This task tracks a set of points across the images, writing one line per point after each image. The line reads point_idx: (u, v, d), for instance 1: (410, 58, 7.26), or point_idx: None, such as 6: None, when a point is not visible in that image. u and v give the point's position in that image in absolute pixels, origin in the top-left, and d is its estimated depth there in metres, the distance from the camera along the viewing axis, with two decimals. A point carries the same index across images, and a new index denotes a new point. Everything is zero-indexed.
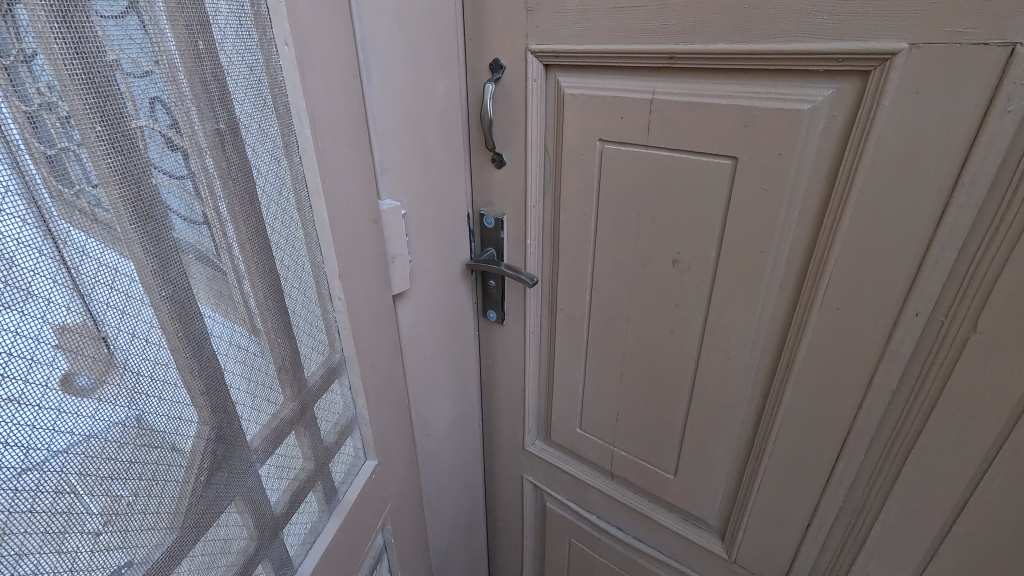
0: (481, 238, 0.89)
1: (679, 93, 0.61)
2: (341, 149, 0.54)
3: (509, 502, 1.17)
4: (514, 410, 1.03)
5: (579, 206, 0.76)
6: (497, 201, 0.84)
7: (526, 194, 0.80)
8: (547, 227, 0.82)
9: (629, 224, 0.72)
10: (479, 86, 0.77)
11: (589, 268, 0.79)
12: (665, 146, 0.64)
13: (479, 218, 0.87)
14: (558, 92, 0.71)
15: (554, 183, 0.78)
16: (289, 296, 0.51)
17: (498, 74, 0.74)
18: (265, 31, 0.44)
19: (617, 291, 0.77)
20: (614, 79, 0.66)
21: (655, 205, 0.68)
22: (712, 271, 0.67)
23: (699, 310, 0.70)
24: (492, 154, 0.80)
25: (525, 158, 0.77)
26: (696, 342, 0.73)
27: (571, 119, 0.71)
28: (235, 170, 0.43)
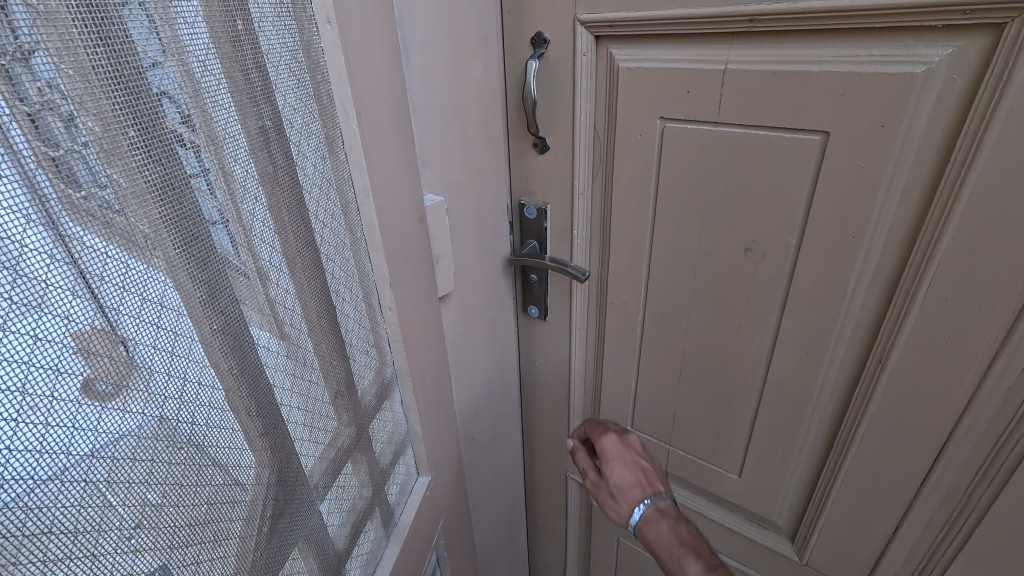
0: (521, 231, 0.83)
1: (759, 61, 0.54)
2: (387, 142, 0.47)
3: (552, 502, 1.13)
4: (558, 409, 0.98)
5: (634, 192, 0.69)
6: (539, 190, 0.78)
7: (573, 181, 0.73)
8: (596, 215, 0.76)
9: (694, 210, 0.65)
10: (520, 64, 0.70)
11: (646, 259, 0.73)
12: (739, 122, 0.58)
13: (519, 208, 0.81)
14: (610, 67, 0.64)
15: (605, 168, 0.71)
16: (342, 311, 0.46)
17: (542, 49, 0.67)
18: (305, 7, 0.37)
19: (678, 284, 0.71)
20: (678, 48, 0.59)
21: (726, 189, 0.62)
22: (791, 260, 0.61)
23: (774, 302, 0.64)
24: (534, 138, 0.73)
25: (573, 142, 0.71)
26: (769, 336, 0.67)
27: (625, 96, 0.64)
28: (282, 176, 0.37)
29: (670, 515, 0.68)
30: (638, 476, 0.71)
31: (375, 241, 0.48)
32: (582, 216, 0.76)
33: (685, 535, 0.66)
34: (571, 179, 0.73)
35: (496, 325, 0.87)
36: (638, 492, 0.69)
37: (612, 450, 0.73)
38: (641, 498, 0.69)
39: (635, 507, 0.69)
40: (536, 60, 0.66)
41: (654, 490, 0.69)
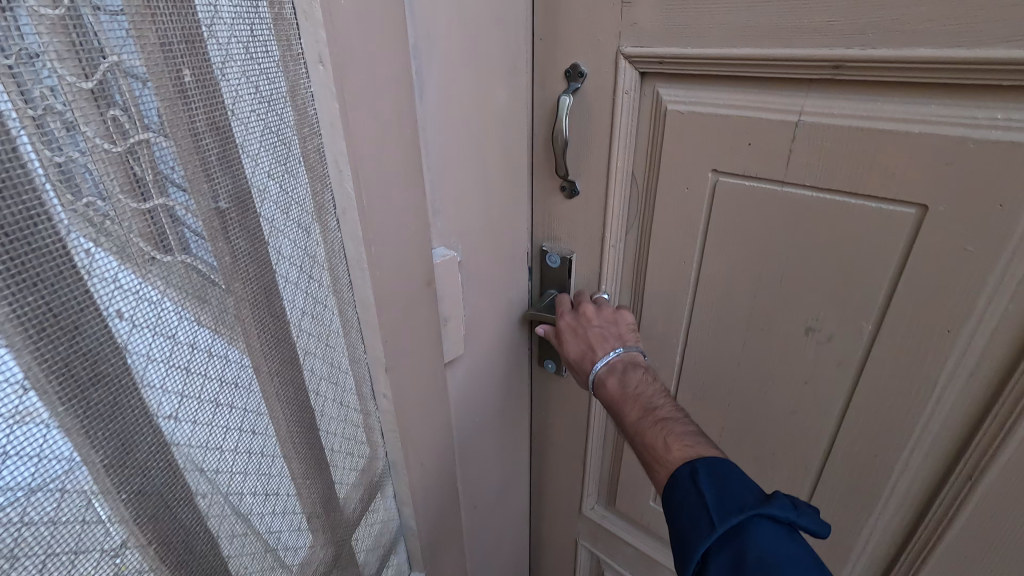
0: (539, 278, 0.73)
1: (842, 116, 0.45)
2: (392, 200, 0.39)
3: (559, 565, 1.03)
4: (571, 473, 0.89)
5: (675, 250, 0.60)
6: (564, 238, 0.68)
7: (603, 231, 0.65)
8: (627, 271, 0.66)
9: (747, 277, 0.56)
10: (548, 99, 0.61)
11: (685, 324, 0.63)
12: (810, 184, 0.49)
13: (541, 255, 0.71)
14: (655, 109, 0.56)
15: (641, 219, 0.62)
16: (324, 420, 0.40)
17: (577, 84, 0.58)
18: (291, 44, 0.31)
19: (721, 357, 0.62)
20: (741, 93, 0.50)
21: (789, 257, 0.52)
22: (865, 347, 0.51)
23: (838, 392, 0.54)
24: (562, 181, 0.65)
25: (607, 189, 0.62)
26: (829, 429, 0.57)
27: (672, 143, 0.55)
28: (244, 262, 0.31)
29: (626, 366, 0.61)
30: (593, 340, 0.64)
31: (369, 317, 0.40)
32: (612, 271, 0.67)
33: (639, 389, 0.58)
34: (602, 230, 0.65)
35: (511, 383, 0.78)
36: (590, 356, 0.63)
37: (565, 325, 0.66)
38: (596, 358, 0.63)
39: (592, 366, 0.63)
40: (569, 96, 0.58)
41: (610, 347, 0.63)
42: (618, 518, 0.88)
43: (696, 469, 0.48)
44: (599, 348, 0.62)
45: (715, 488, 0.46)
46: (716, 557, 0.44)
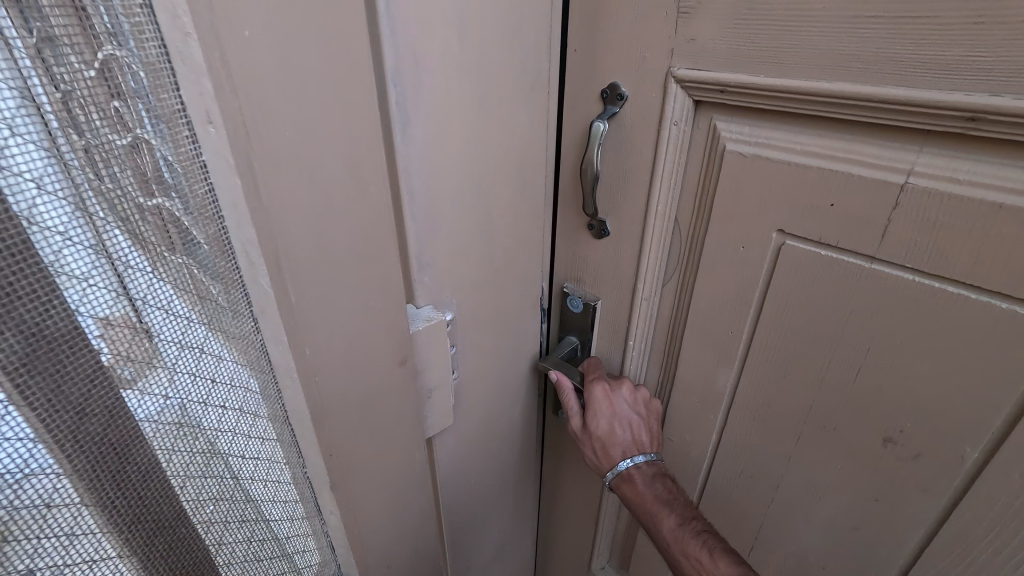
0: (559, 322, 0.60)
1: (971, 187, 0.33)
2: (339, 286, 0.30)
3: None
4: (577, 537, 0.75)
5: (720, 318, 0.48)
6: (585, 283, 0.57)
7: (633, 283, 0.53)
8: (660, 331, 0.54)
9: (812, 364, 0.44)
10: (576, 123, 0.49)
11: (725, 405, 0.52)
12: (910, 266, 0.37)
13: (562, 296, 0.58)
14: (710, 147, 0.43)
15: (682, 275, 0.50)
16: (234, 550, 0.32)
17: (614, 108, 0.46)
18: (158, 99, 0.22)
19: (768, 449, 0.50)
20: (826, 139, 0.37)
21: (872, 351, 0.40)
22: (966, 478, 0.39)
23: (920, 522, 0.42)
24: (589, 219, 0.53)
25: (640, 239, 0.50)
26: (901, 559, 0.45)
27: (728, 191, 0.43)
28: (67, 428, 0.22)
29: (649, 468, 0.54)
30: (626, 425, 0.53)
31: (305, 431, 0.31)
32: (642, 329, 0.55)
33: (672, 495, 0.52)
34: (633, 282, 0.53)
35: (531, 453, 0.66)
36: (620, 446, 0.54)
37: (598, 398, 0.54)
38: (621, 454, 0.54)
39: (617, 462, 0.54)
40: (604, 121, 0.47)
41: (641, 437, 0.54)
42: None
43: None
44: (626, 443, 0.54)
45: None
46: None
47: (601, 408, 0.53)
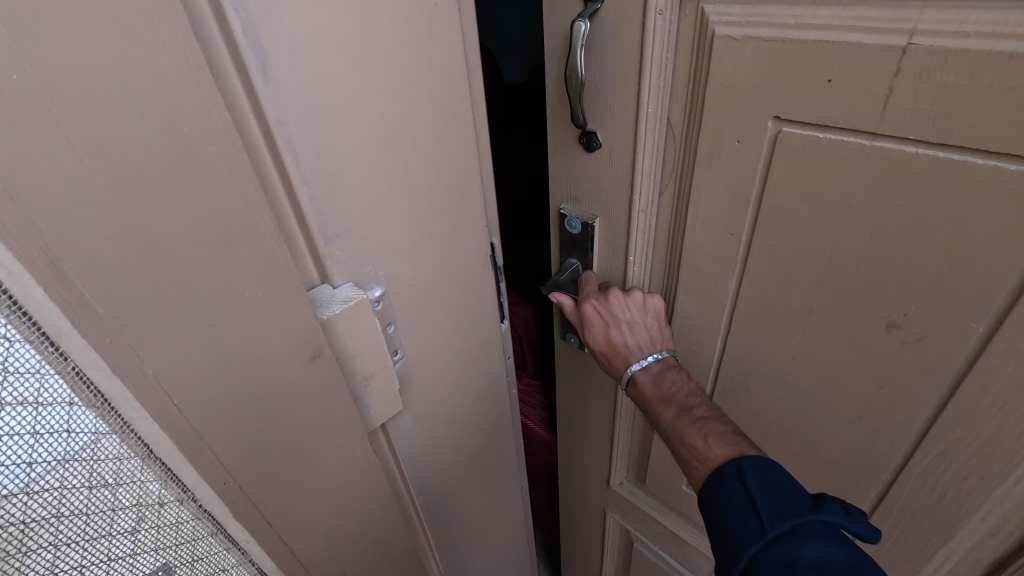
0: (560, 247, 0.59)
1: (982, 38, 0.30)
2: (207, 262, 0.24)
3: (588, 534, 0.97)
4: (595, 449, 0.81)
5: (717, 225, 0.46)
6: (578, 200, 0.54)
7: (629, 200, 0.49)
8: (659, 249, 0.52)
9: (812, 262, 0.42)
10: (557, 25, 0.45)
11: (726, 315, 0.50)
12: (912, 138, 0.34)
13: (558, 219, 0.56)
14: (697, 35, 0.40)
15: (677, 184, 0.47)
16: None
17: (596, 5, 0.42)
18: None
19: (772, 358, 0.49)
20: (823, 6, 0.33)
21: (873, 236, 0.38)
22: (964, 362, 0.38)
23: (919, 413, 0.42)
24: (579, 130, 0.49)
25: (630, 146, 0.46)
26: (900, 453, 0.45)
27: (719, 83, 0.40)
28: None
29: (654, 369, 0.51)
30: (625, 332, 0.52)
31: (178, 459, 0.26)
32: (639, 248, 0.52)
33: (678, 388, 0.50)
34: (628, 198, 0.50)
35: (505, 422, 0.61)
36: (621, 354, 0.52)
37: (590, 313, 0.53)
38: (624, 362, 0.52)
39: (623, 370, 0.52)
40: (585, 20, 0.42)
41: (640, 342, 0.52)
42: (648, 496, 0.78)
43: (742, 467, 0.41)
44: (626, 349, 0.52)
45: (765, 491, 0.40)
46: (764, 561, 0.38)
47: (594, 324, 0.53)
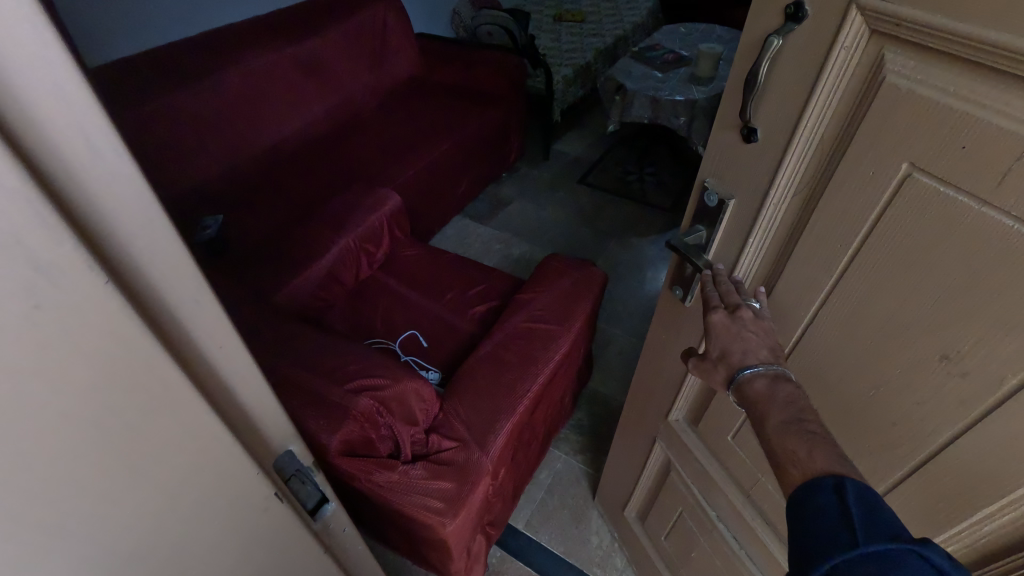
0: (700, 224, 0.66)
1: None
2: None
3: (632, 453, 1.16)
4: (666, 389, 0.95)
5: (833, 234, 0.52)
6: (729, 177, 0.59)
7: (764, 190, 0.56)
8: (779, 239, 0.59)
9: (899, 286, 0.48)
10: (757, 28, 0.49)
11: (813, 310, 0.58)
12: (1012, 213, 0.39)
13: (699, 193, 0.64)
14: (871, 75, 0.44)
15: (813, 189, 0.53)
16: None
17: (793, 26, 0.45)
18: None
19: (842, 354, 0.57)
20: (989, 84, 0.37)
21: (959, 281, 0.44)
22: (1000, 397, 0.45)
23: (954, 421, 0.49)
24: (740, 124, 0.54)
25: (783, 146, 0.52)
26: (926, 451, 0.54)
27: (873, 121, 0.44)
28: None
29: (771, 376, 0.56)
30: (746, 342, 0.58)
31: None
32: (759, 232, 0.59)
33: (788, 399, 0.53)
34: (765, 189, 0.56)
35: None
36: (739, 356, 0.58)
37: (718, 321, 0.60)
38: (742, 361, 0.58)
39: (738, 369, 0.58)
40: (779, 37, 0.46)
41: (760, 352, 0.57)
42: (697, 437, 0.93)
43: (842, 483, 0.45)
44: (745, 352, 0.58)
45: (864, 508, 0.43)
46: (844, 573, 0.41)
47: (718, 326, 0.60)
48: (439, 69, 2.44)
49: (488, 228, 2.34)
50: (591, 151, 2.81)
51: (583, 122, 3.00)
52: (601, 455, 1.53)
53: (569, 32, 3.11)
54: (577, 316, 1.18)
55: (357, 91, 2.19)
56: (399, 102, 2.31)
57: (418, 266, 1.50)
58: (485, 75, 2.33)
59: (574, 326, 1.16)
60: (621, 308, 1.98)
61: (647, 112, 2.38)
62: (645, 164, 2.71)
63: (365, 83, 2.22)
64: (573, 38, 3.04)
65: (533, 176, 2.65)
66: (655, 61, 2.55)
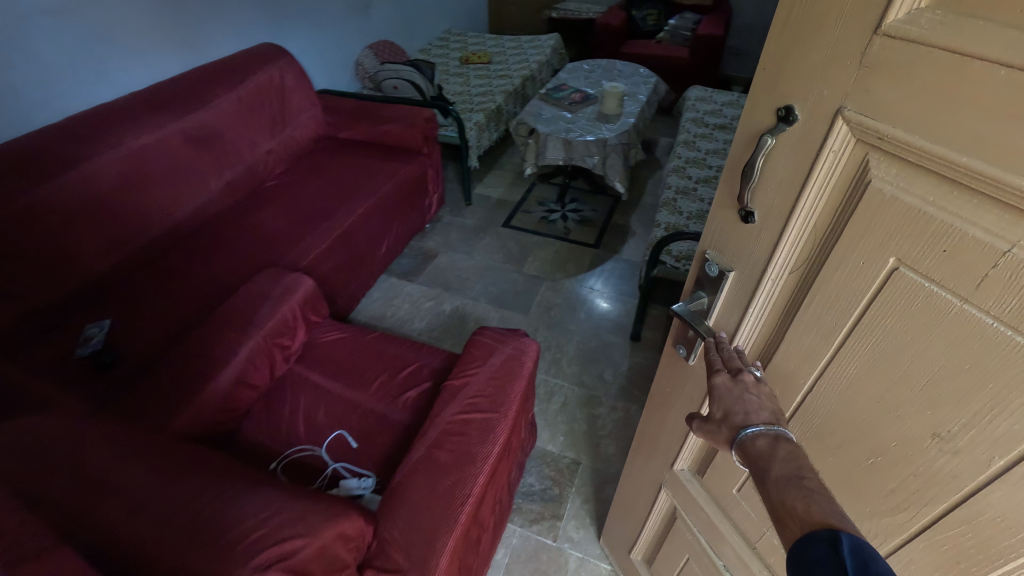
0: (703, 292, 0.69)
1: None
2: None
3: (638, 498, 1.15)
4: (671, 439, 0.96)
5: (827, 312, 0.55)
6: (730, 249, 0.63)
7: (763, 266, 0.59)
8: (778, 309, 0.62)
9: (891, 367, 0.51)
10: (753, 124, 0.53)
11: (813, 380, 0.60)
12: (992, 313, 0.42)
13: (702, 262, 0.68)
14: (858, 174, 0.47)
15: (807, 269, 0.56)
16: None
17: (784, 127, 0.50)
18: None
19: (841, 423, 0.59)
20: (963, 196, 0.41)
21: (949, 367, 0.46)
22: (991, 477, 0.47)
23: (951, 494, 0.51)
24: (739, 207, 0.58)
25: (780, 229, 0.55)
26: (925, 518, 0.55)
27: (860, 218, 0.48)
28: None
29: (772, 437, 0.56)
30: (748, 404, 0.59)
31: None
32: (759, 302, 0.63)
33: (790, 459, 0.54)
34: (764, 264, 0.59)
35: None
36: (741, 416, 0.59)
37: (721, 384, 0.61)
38: (744, 420, 0.58)
39: (742, 428, 0.58)
40: (772, 137, 0.50)
41: (761, 413, 0.58)
42: (703, 489, 0.94)
43: (837, 537, 0.47)
44: (747, 412, 0.58)
45: (858, 563, 0.45)
46: None
47: (721, 387, 0.61)
48: (346, 125, 2.35)
49: (415, 285, 2.25)
50: (512, 193, 2.81)
51: (500, 163, 3.00)
52: (557, 522, 1.47)
53: (477, 76, 3.13)
54: (506, 395, 1.12)
55: (257, 159, 2.05)
56: (306, 166, 2.20)
57: (341, 352, 1.40)
58: (395, 127, 2.26)
59: (511, 408, 1.10)
60: (560, 355, 1.95)
61: (561, 155, 2.41)
62: (567, 201, 2.75)
63: (266, 149, 2.08)
64: (482, 80, 3.09)
65: (457, 223, 2.60)
66: (563, 102, 2.60)
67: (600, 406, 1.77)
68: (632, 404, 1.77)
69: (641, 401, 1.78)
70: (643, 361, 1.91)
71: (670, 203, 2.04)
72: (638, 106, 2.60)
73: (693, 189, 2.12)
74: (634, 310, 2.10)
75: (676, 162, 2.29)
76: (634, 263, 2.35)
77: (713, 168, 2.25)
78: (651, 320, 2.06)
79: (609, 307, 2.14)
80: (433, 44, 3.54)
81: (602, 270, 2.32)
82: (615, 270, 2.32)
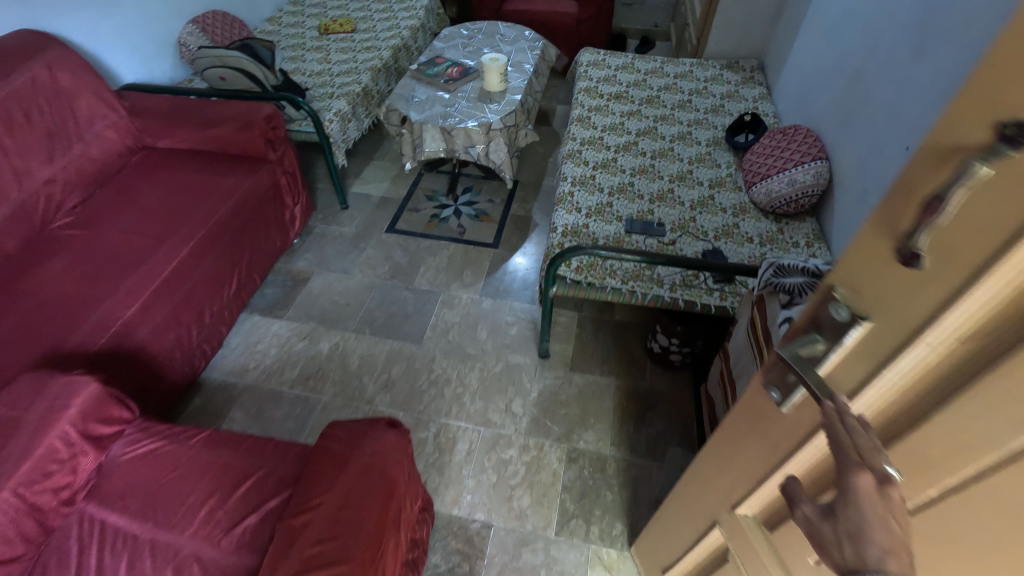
0: (820, 334, 0.50)
1: None
2: None
3: (684, 523, 1.01)
4: (733, 478, 0.80)
5: (1010, 404, 0.39)
6: (868, 295, 0.45)
7: (918, 326, 0.42)
8: (928, 379, 0.45)
9: None
10: (952, 135, 0.36)
11: (969, 475, 0.45)
12: None
13: (825, 297, 0.50)
14: None
15: (993, 342, 0.39)
16: None
17: (1006, 150, 0.33)
18: None
19: (1007, 540, 0.44)
20: None
21: None
22: None
23: None
24: (898, 244, 0.41)
25: (964, 287, 0.38)
26: None
27: None
28: None
29: None
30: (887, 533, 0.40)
31: None
32: (897, 367, 0.46)
33: None
34: (917, 326, 0.42)
35: None
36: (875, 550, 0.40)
37: (864, 489, 0.42)
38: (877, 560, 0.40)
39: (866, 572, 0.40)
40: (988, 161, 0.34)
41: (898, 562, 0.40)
42: (766, 543, 0.76)
43: None
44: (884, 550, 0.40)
45: None
46: None
47: (863, 493, 0.42)
48: (162, 132, 1.85)
49: (284, 322, 1.88)
50: (396, 189, 2.44)
51: (379, 154, 2.60)
52: None
53: (340, 49, 2.64)
54: (359, 528, 0.85)
55: (33, 194, 1.54)
56: (113, 190, 1.71)
57: (151, 471, 1.04)
58: (223, 130, 1.80)
59: (364, 549, 0.83)
60: (462, 389, 1.69)
61: (440, 146, 2.07)
62: (459, 192, 2.43)
63: (45, 177, 1.57)
64: (345, 54, 2.61)
65: (332, 233, 2.21)
66: (438, 79, 2.22)
67: (509, 448, 1.55)
68: (545, 440, 1.56)
69: (554, 434, 1.58)
70: (554, 384, 1.70)
71: (564, 199, 1.78)
72: (524, 79, 2.28)
73: (592, 177, 1.88)
74: (539, 318, 1.88)
75: (571, 145, 2.03)
76: (537, 263, 2.11)
77: (612, 149, 2.02)
78: (559, 332, 1.85)
79: (512, 321, 1.89)
80: (284, 10, 2.95)
81: (505, 273, 2.07)
82: (516, 273, 2.07)
